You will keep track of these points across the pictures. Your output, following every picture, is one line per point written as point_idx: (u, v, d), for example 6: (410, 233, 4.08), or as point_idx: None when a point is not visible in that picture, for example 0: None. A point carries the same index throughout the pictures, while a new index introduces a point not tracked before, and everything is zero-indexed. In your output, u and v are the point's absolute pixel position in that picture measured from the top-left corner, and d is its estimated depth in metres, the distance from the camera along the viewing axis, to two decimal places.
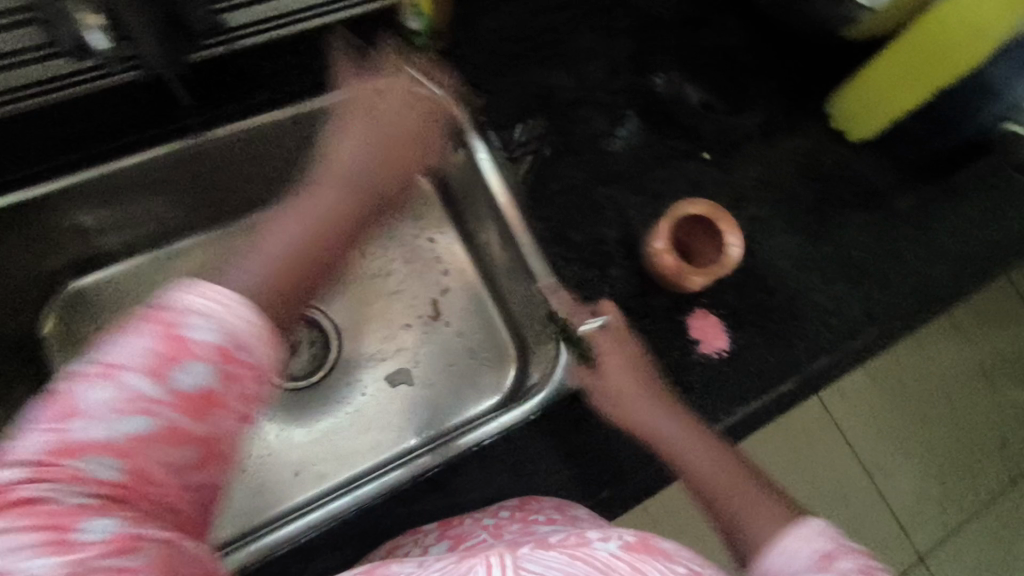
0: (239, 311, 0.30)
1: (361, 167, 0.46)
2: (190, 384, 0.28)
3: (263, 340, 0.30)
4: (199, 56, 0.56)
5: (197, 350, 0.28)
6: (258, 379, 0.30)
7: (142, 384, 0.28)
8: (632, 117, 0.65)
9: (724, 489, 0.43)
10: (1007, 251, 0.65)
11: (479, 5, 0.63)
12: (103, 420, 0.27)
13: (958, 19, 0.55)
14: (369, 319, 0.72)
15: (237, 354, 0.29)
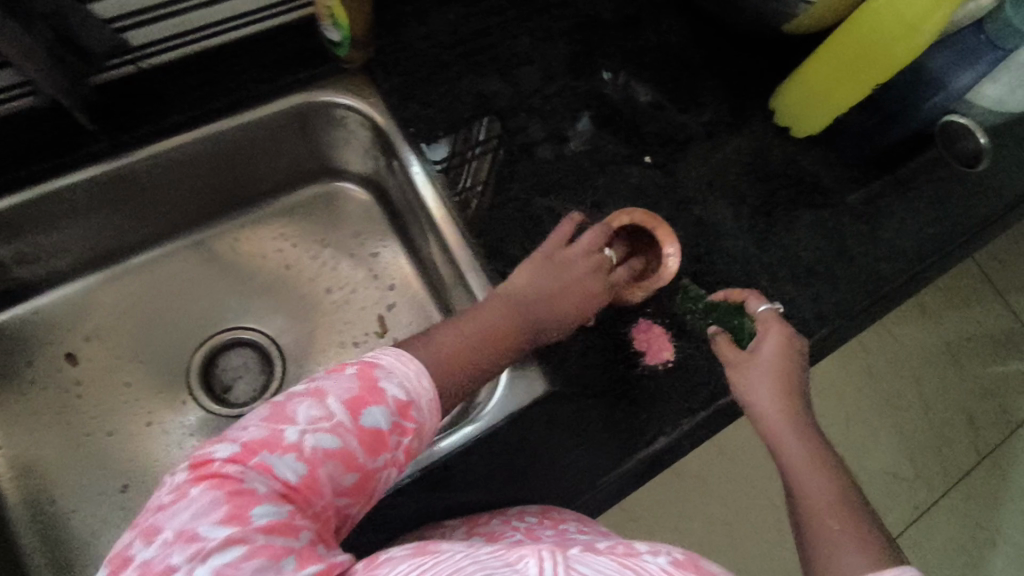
0: (422, 386, 0.44)
1: (543, 301, 0.53)
2: (371, 424, 0.41)
3: (427, 410, 0.44)
4: (107, 77, 0.55)
5: (386, 401, 0.42)
6: (416, 436, 0.43)
7: (344, 415, 0.41)
8: (586, 117, 0.63)
9: (835, 516, 0.39)
10: (954, 245, 0.64)
11: (409, 16, 0.62)
12: (317, 430, 0.40)
13: (887, 10, 0.53)
14: (312, 339, 0.70)
15: (412, 414, 0.43)
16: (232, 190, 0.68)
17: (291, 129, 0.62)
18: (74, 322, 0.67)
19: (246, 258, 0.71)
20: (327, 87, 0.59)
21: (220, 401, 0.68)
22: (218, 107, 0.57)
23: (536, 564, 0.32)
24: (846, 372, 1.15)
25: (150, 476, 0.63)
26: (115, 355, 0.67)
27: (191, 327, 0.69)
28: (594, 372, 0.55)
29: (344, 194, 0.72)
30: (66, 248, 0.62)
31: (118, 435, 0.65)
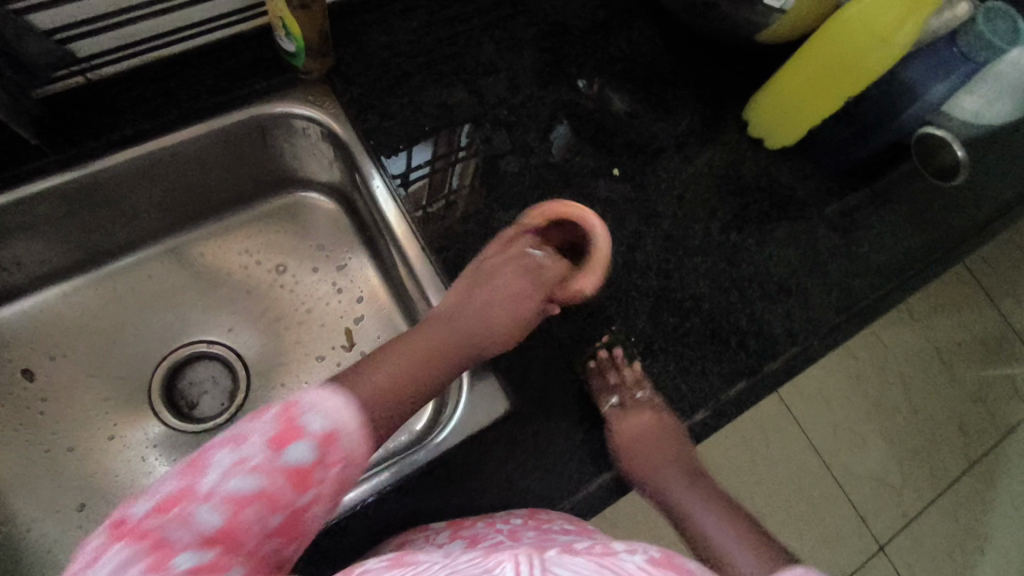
0: (347, 414, 0.39)
1: (484, 318, 0.51)
2: (293, 460, 0.36)
3: (356, 438, 0.38)
4: (56, 89, 0.53)
5: (309, 434, 0.36)
6: (346, 467, 0.38)
7: (261, 454, 0.35)
8: (562, 125, 0.62)
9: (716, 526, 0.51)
10: (930, 259, 0.63)
11: (372, 25, 0.61)
12: (230, 475, 0.34)
13: (854, 28, 0.53)
14: (277, 352, 0.69)
15: (339, 445, 0.37)
16: (195, 201, 0.66)
17: (251, 139, 0.61)
18: (33, 337, 0.65)
19: (211, 270, 0.70)
20: (286, 98, 0.58)
21: (183, 416, 0.67)
22: (172, 119, 0.55)
23: (512, 569, 0.32)
24: (831, 377, 1.13)
25: (107, 493, 0.62)
26: (74, 369, 0.65)
27: (154, 341, 0.68)
28: (555, 394, 0.53)
29: (311, 203, 0.71)
30: (21, 262, 0.61)
31: (75, 452, 0.63)
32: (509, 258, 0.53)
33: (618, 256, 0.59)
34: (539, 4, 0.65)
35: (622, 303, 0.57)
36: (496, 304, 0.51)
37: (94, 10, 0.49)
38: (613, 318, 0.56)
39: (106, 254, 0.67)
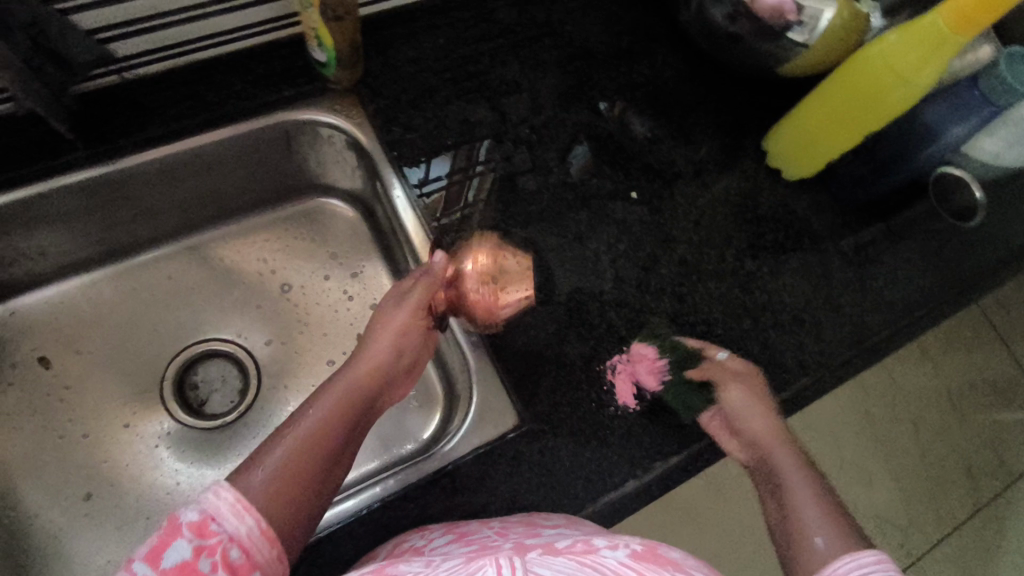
0: (223, 495, 0.36)
1: (371, 379, 0.49)
2: (173, 563, 0.33)
3: (238, 514, 0.36)
4: (92, 87, 0.55)
5: (179, 531, 0.34)
6: (233, 547, 0.35)
7: (140, 572, 0.33)
8: (582, 145, 0.63)
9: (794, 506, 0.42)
10: (944, 299, 0.63)
11: (401, 39, 0.62)
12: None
13: (883, 67, 0.53)
14: (289, 354, 0.70)
15: (215, 528, 0.35)
16: (217, 202, 0.68)
17: (277, 145, 0.62)
18: (50, 327, 0.66)
19: (228, 270, 0.71)
20: (313, 106, 0.59)
21: (193, 413, 0.68)
22: (199, 121, 0.57)
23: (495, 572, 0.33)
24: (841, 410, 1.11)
25: (116, 485, 0.62)
26: (88, 360, 0.66)
27: (169, 336, 0.69)
28: (563, 412, 0.53)
29: (331, 210, 0.72)
30: (45, 251, 0.62)
31: (86, 441, 0.64)
32: (388, 321, 0.53)
33: (632, 278, 0.59)
34: (565, 26, 0.66)
35: (634, 324, 0.57)
36: (377, 367, 0.50)
37: (140, 10, 0.50)
38: (625, 338, 0.57)
39: (127, 248, 0.68)
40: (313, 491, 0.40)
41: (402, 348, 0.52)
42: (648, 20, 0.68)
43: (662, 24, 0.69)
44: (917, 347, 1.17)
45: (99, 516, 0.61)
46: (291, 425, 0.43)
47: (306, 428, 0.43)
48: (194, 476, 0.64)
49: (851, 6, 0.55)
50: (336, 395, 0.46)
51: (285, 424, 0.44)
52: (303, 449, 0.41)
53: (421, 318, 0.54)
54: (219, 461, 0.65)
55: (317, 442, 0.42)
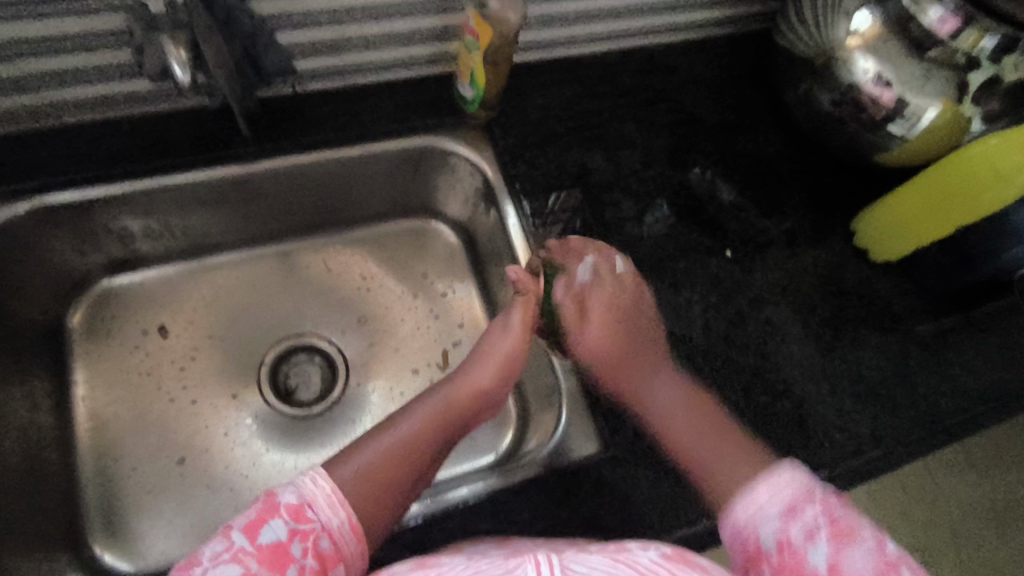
0: (319, 487, 0.44)
1: (468, 399, 0.56)
2: (269, 539, 0.40)
3: (330, 507, 0.44)
4: (271, 94, 0.63)
5: (280, 511, 0.42)
6: (322, 535, 0.42)
7: (242, 540, 0.40)
8: (664, 203, 0.67)
9: (702, 435, 0.52)
10: (1018, 395, 0.65)
11: (533, 87, 0.69)
12: (218, 562, 0.39)
13: (990, 161, 0.59)
14: (378, 358, 0.74)
15: (310, 515, 0.43)
16: (337, 211, 0.73)
17: (407, 166, 0.68)
18: (172, 300, 0.72)
19: (334, 273, 0.76)
20: (450, 136, 0.65)
21: (284, 400, 0.72)
22: (351, 137, 0.64)
23: (534, 570, 0.35)
24: (888, 504, 1.09)
25: (209, 455, 0.67)
26: (200, 335, 0.71)
27: (273, 325, 0.74)
28: (645, 445, 0.57)
29: (435, 230, 0.78)
30: (186, 231, 0.68)
31: (188, 410, 0.69)
32: (491, 349, 0.58)
33: (720, 330, 0.63)
34: (679, 96, 0.72)
35: (717, 373, 0.61)
36: (476, 391, 0.56)
37: (323, 40, 0.57)
38: (709, 384, 0.60)
39: (251, 239, 0.73)
40: (390, 498, 0.47)
41: (496, 380, 0.58)
42: (755, 99, 0.74)
43: (768, 103, 0.74)
44: (973, 451, 1.14)
45: (192, 481, 0.66)
46: (386, 429, 0.52)
47: (398, 438, 0.51)
48: (277, 459, 0.68)
49: (954, 110, 0.60)
50: (429, 414, 0.54)
51: (383, 425, 0.52)
52: (387, 457, 0.49)
53: (523, 350, 0.59)
54: (303, 449, 0.69)
55: (399, 453, 0.50)
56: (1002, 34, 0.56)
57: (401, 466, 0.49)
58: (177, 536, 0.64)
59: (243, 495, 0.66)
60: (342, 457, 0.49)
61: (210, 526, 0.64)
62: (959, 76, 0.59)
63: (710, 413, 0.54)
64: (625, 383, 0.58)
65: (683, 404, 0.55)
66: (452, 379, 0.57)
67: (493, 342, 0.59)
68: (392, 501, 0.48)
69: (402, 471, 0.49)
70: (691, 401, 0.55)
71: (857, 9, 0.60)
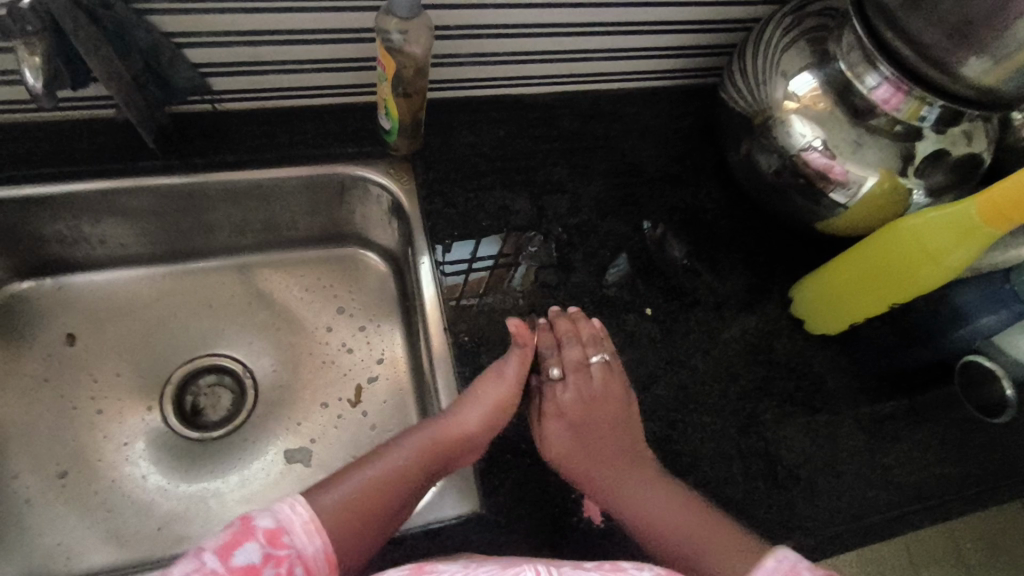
0: (298, 513, 0.42)
1: (456, 442, 0.52)
2: (243, 562, 0.37)
3: (307, 535, 0.41)
4: (187, 110, 0.63)
5: (256, 534, 0.39)
6: (296, 564, 0.39)
7: (212, 562, 0.37)
8: (624, 258, 0.65)
9: (679, 519, 0.48)
10: (957, 495, 0.59)
11: (464, 125, 0.68)
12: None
13: (917, 243, 0.53)
14: (289, 385, 0.71)
15: (286, 541, 0.40)
16: (261, 233, 0.72)
17: (329, 194, 0.67)
18: (84, 309, 0.70)
19: (255, 295, 0.74)
20: (370, 165, 0.64)
21: (184, 422, 0.69)
22: (268, 158, 0.63)
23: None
24: None
25: (93, 472, 0.64)
26: (107, 346, 0.70)
27: (186, 343, 0.72)
28: (524, 510, 0.52)
29: (364, 259, 0.76)
30: (103, 240, 0.67)
31: (80, 422, 0.66)
32: (483, 387, 0.54)
33: None
34: (619, 144, 0.70)
35: None
36: (466, 435, 0.52)
37: (235, 61, 0.57)
38: None
39: (176, 254, 0.72)
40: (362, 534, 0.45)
41: (490, 427, 0.53)
42: (700, 153, 0.71)
43: (714, 160, 0.71)
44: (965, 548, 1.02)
45: (69, 496, 0.63)
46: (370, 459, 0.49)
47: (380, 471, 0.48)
48: (162, 482, 0.65)
49: (895, 180, 0.56)
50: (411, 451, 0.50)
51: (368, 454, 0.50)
52: (364, 490, 0.46)
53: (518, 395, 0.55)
54: (192, 475, 0.66)
55: (375, 489, 0.47)
56: (942, 108, 0.53)
57: (375, 504, 0.46)
58: (41, 556, 0.60)
59: (120, 518, 0.63)
60: (323, 481, 0.47)
61: (78, 547, 0.61)
62: (901, 145, 0.56)
63: (688, 500, 0.49)
64: (595, 482, 0.52)
65: (666, 494, 0.50)
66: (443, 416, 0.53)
67: (487, 381, 0.54)
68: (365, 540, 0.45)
69: (378, 507, 0.46)
70: (673, 491, 0.50)
71: (796, 72, 0.58)
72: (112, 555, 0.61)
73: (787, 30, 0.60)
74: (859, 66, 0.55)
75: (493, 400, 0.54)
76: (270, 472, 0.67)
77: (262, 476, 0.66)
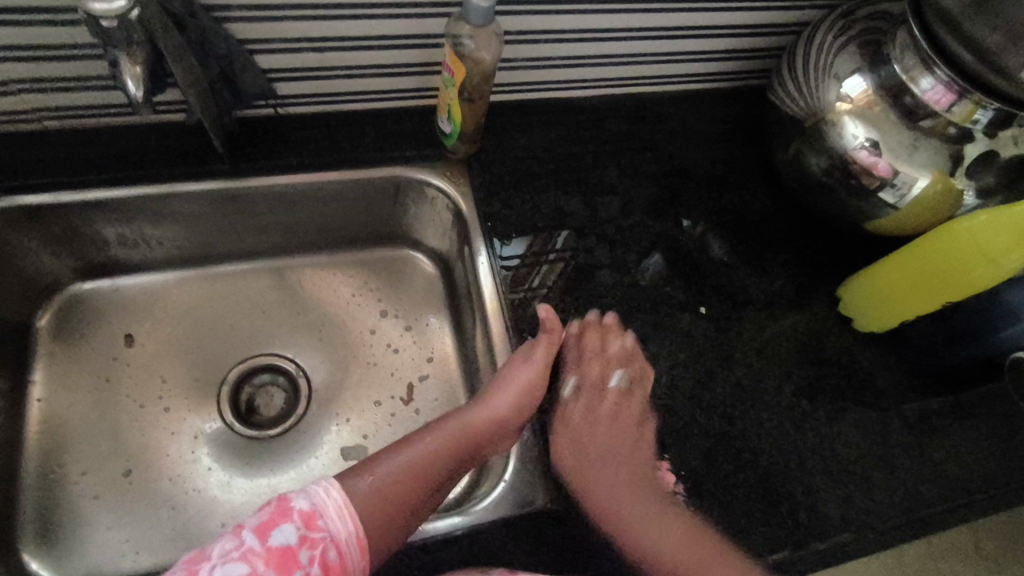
0: (332, 497, 0.46)
1: (485, 427, 0.55)
2: (279, 542, 0.43)
3: (341, 519, 0.46)
4: (250, 114, 0.65)
5: (293, 517, 0.44)
6: (329, 546, 0.45)
7: (252, 540, 0.43)
8: (663, 253, 0.66)
9: (688, 542, 0.51)
10: (1005, 487, 0.60)
11: (517, 128, 0.69)
12: (226, 560, 0.42)
13: (973, 243, 0.54)
14: (342, 384, 0.72)
15: (320, 525, 0.45)
16: (314, 235, 0.73)
17: (385, 196, 0.69)
18: (141, 308, 0.72)
19: (307, 294, 0.75)
20: (428, 168, 0.66)
21: (242, 420, 0.71)
22: (328, 160, 0.65)
23: None
24: None
25: (157, 469, 0.66)
26: (166, 345, 0.71)
27: (241, 342, 0.73)
28: None
29: (413, 260, 0.77)
30: (162, 242, 0.68)
31: (142, 420, 0.67)
32: (515, 377, 0.57)
33: (686, 388, 0.60)
34: (666, 146, 0.72)
35: (678, 435, 0.57)
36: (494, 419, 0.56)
37: (303, 67, 0.59)
38: (667, 446, 0.57)
39: (231, 255, 0.74)
40: (397, 515, 0.48)
41: (517, 412, 0.56)
42: (745, 155, 0.73)
43: (759, 161, 0.73)
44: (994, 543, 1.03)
45: (135, 493, 0.64)
46: (403, 441, 0.53)
47: (416, 454, 0.52)
48: (223, 479, 0.66)
49: (947, 181, 0.57)
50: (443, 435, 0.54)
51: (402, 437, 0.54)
52: (399, 474, 0.50)
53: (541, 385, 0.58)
54: (253, 472, 0.67)
55: (410, 473, 0.50)
56: (996, 110, 0.54)
57: (412, 485, 0.50)
58: (109, 551, 0.61)
59: (185, 514, 0.64)
60: (359, 463, 0.50)
61: (146, 541, 0.62)
62: (952, 147, 0.57)
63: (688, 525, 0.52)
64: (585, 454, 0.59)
65: (671, 517, 0.53)
66: (470, 406, 0.56)
67: (515, 374, 0.57)
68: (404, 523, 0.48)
69: (414, 492, 0.50)
70: (675, 516, 0.53)
71: (849, 74, 0.59)
72: (178, 551, 0.62)
73: (839, 33, 0.61)
74: (915, 69, 0.56)
75: (519, 390, 0.57)
76: (327, 468, 0.68)
77: (321, 472, 0.68)
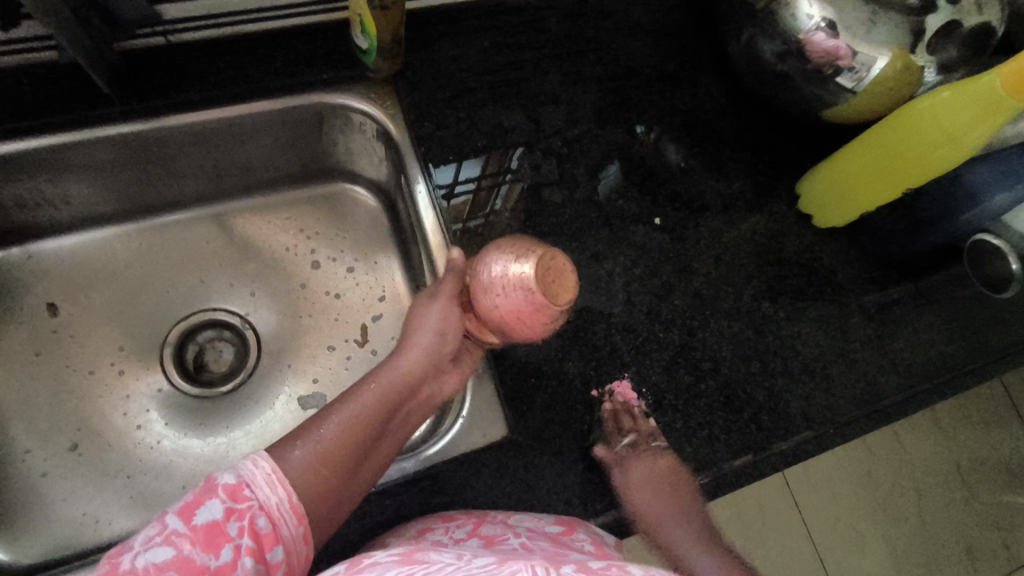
0: (261, 466, 0.39)
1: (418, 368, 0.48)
2: (205, 519, 0.36)
3: (270, 486, 0.39)
4: (137, 45, 0.57)
5: (216, 491, 0.37)
6: (261, 515, 0.37)
7: (175, 522, 0.36)
8: (614, 164, 0.62)
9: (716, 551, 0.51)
10: (962, 369, 0.61)
11: (445, 36, 0.63)
12: (148, 547, 0.35)
13: (936, 121, 0.51)
14: (292, 333, 0.69)
15: (248, 494, 0.38)
16: (240, 177, 0.68)
17: (309, 127, 0.63)
18: (61, 274, 0.66)
19: (240, 241, 0.70)
20: (348, 92, 0.59)
21: (189, 380, 0.67)
22: (237, 93, 0.58)
23: None
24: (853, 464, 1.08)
25: (105, 440, 0.63)
26: (95, 309, 0.66)
27: (177, 299, 0.69)
28: (552, 431, 0.53)
29: (353, 194, 0.72)
30: (69, 201, 0.62)
31: (81, 391, 0.64)
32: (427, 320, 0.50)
33: (644, 304, 0.58)
34: (610, 44, 0.66)
35: (638, 352, 0.56)
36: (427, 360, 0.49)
37: None
38: (627, 364, 0.56)
39: (150, 208, 0.68)
40: (339, 479, 0.42)
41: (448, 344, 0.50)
42: (696, 47, 0.68)
43: (710, 52, 0.68)
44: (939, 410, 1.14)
45: (87, 466, 0.62)
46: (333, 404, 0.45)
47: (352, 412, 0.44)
48: (178, 443, 0.64)
49: (905, 58, 0.53)
50: (377, 392, 0.46)
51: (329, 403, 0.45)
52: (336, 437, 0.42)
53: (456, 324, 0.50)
54: (209, 433, 0.65)
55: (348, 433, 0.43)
56: None
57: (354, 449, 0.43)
58: (65, 529, 0.59)
59: (142, 482, 0.62)
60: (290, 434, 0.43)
61: (104, 513, 0.60)
62: (913, 20, 0.52)
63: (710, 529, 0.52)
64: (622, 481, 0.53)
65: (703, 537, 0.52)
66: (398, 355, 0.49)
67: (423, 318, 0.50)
68: (343, 496, 0.42)
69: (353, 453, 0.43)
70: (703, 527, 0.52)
71: None
72: (140, 519, 0.60)
73: None
74: None
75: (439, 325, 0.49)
76: (287, 421, 0.66)
77: (280, 424, 0.65)
